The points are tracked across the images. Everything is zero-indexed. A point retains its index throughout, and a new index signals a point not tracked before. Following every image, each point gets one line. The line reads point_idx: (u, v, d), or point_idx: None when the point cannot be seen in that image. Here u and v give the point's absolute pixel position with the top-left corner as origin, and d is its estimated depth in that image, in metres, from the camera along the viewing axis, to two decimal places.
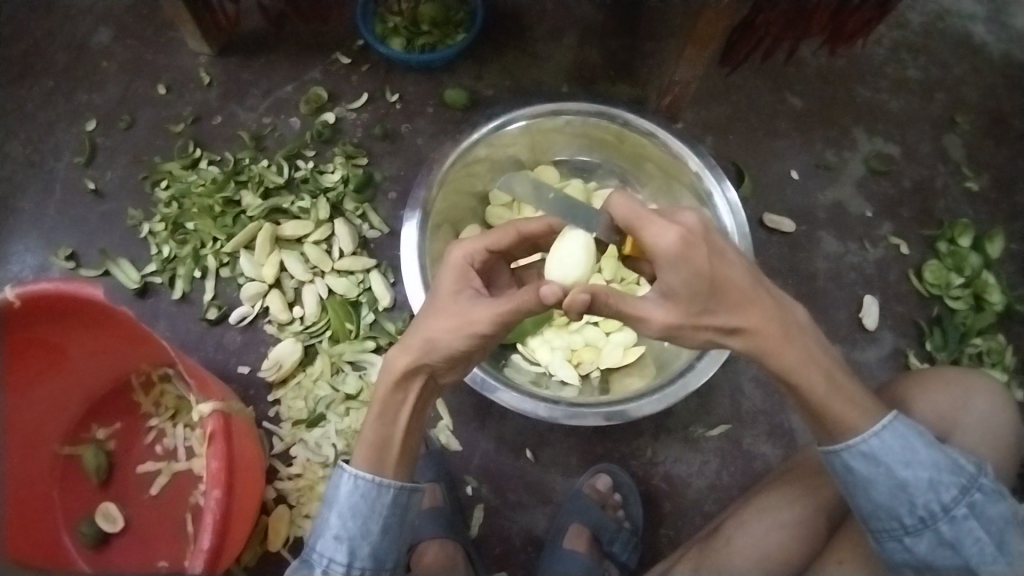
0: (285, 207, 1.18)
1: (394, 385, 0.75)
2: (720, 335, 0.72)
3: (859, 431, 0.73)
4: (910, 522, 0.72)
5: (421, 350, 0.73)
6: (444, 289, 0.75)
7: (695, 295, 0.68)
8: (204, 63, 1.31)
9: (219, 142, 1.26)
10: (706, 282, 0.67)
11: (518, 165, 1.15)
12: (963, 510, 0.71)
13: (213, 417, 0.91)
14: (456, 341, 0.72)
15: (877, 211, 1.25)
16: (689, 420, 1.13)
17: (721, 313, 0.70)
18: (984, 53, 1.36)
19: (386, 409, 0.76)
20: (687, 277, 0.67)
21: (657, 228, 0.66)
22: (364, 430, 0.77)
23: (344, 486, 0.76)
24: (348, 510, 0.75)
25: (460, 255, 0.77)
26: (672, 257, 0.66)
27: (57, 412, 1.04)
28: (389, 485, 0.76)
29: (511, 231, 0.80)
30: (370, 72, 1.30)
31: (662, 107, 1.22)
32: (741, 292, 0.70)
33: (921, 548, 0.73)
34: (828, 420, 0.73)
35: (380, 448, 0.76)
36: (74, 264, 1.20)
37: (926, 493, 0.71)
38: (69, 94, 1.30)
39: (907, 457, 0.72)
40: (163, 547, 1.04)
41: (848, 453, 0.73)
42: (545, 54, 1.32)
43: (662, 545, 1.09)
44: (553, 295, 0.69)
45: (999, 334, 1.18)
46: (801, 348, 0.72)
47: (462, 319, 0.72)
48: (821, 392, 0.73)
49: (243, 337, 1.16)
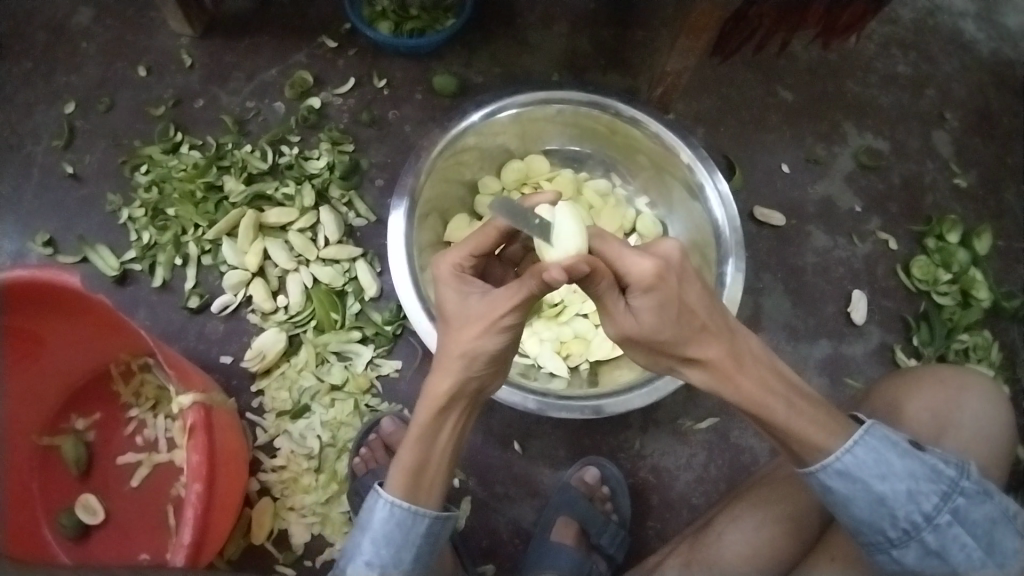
0: (268, 194, 1.16)
1: (436, 413, 0.73)
2: (678, 363, 0.73)
3: (832, 448, 0.72)
4: (894, 534, 0.73)
5: (462, 366, 0.70)
6: (451, 301, 0.73)
7: (660, 328, 0.68)
8: (186, 45, 1.27)
9: (201, 126, 1.23)
10: (674, 317, 0.67)
11: (508, 153, 1.14)
12: (946, 518, 0.72)
13: (193, 410, 0.89)
14: (491, 341, 0.69)
15: (867, 206, 1.25)
16: (678, 413, 1.13)
17: (684, 344, 0.70)
18: (974, 51, 1.36)
19: (424, 434, 0.74)
20: (653, 305, 0.67)
21: (635, 259, 0.67)
22: (401, 453, 0.75)
23: (379, 512, 0.74)
24: (381, 537, 0.73)
25: (448, 269, 0.75)
26: (642, 285, 0.66)
27: (35, 401, 1.02)
28: (424, 514, 0.74)
29: (490, 229, 0.74)
30: (357, 57, 1.27)
31: (655, 97, 1.20)
32: (708, 329, 0.69)
33: (910, 558, 0.73)
34: (799, 445, 0.73)
35: (416, 473, 0.74)
36: (52, 250, 1.17)
37: (906, 505, 0.72)
38: (47, 75, 1.27)
39: (882, 470, 0.72)
40: (144, 539, 1.03)
41: (823, 472, 0.73)
42: (535, 42, 1.30)
43: (649, 538, 1.09)
44: (558, 277, 0.62)
45: (984, 330, 1.19)
46: (756, 377, 0.72)
47: (485, 321, 0.68)
48: (783, 416, 0.72)
49: (225, 327, 1.14)
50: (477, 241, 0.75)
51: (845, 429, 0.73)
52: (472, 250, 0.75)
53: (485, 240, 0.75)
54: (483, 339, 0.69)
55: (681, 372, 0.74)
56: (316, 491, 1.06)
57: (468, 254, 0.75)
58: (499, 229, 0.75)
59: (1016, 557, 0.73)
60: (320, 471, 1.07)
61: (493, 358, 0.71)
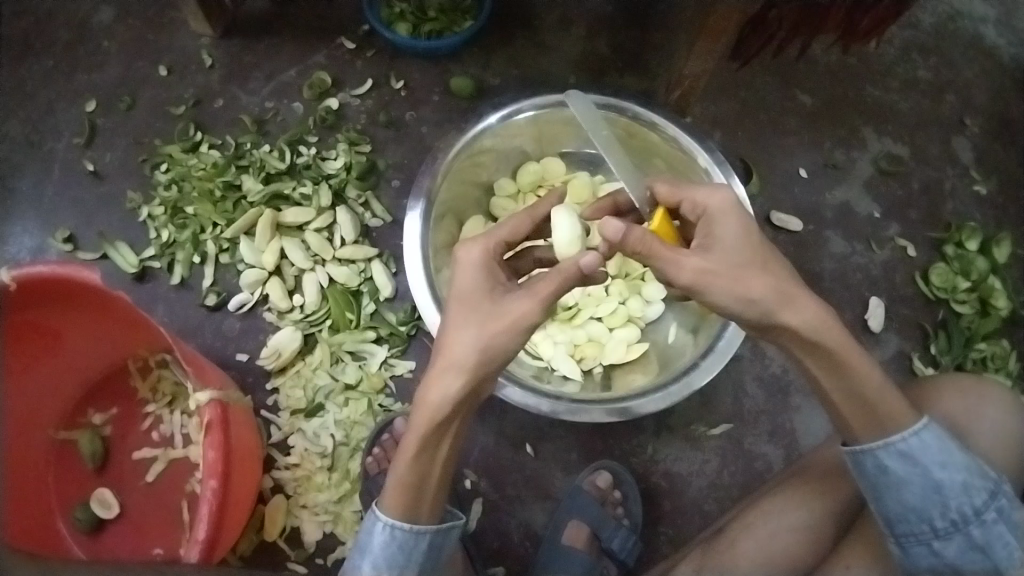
0: (286, 193, 1.17)
1: (432, 422, 0.70)
2: (776, 303, 0.70)
3: (898, 428, 0.73)
4: (940, 525, 0.73)
5: (477, 362, 0.69)
6: (472, 288, 0.72)
7: (741, 252, 0.72)
8: (206, 44, 1.29)
9: (220, 126, 1.24)
10: (750, 240, 0.73)
11: (524, 156, 1.14)
12: (992, 514, 0.72)
13: (209, 406, 0.90)
14: (514, 340, 0.69)
15: (885, 212, 1.24)
16: (691, 418, 1.13)
17: (764, 274, 0.71)
18: (994, 56, 1.35)
19: (425, 444, 0.71)
20: (736, 229, 0.73)
21: (709, 191, 0.77)
22: (397, 469, 0.72)
23: (377, 536, 0.74)
24: (383, 562, 0.73)
25: (479, 250, 0.75)
26: (722, 210, 0.75)
27: (53, 395, 1.03)
28: (425, 532, 0.74)
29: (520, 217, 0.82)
30: (375, 58, 1.28)
31: (672, 101, 1.20)
32: (781, 267, 0.73)
33: (950, 551, 0.73)
34: (883, 410, 0.73)
35: (415, 492, 0.72)
36: (72, 246, 1.19)
37: (959, 496, 0.72)
38: (69, 74, 1.28)
39: (943, 459, 0.72)
40: (157, 534, 1.04)
41: (884, 452, 0.73)
42: (552, 44, 1.30)
43: (661, 544, 1.09)
44: (592, 264, 0.70)
45: (1002, 339, 1.18)
46: (847, 336, 0.72)
47: (510, 319, 0.69)
48: (876, 381, 0.73)
49: (242, 324, 1.15)
50: (511, 229, 0.80)
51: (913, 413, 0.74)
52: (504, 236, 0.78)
53: (516, 229, 0.81)
54: (504, 338, 0.69)
55: (779, 319, 0.71)
56: (329, 489, 1.07)
57: (496, 240, 0.78)
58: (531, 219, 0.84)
59: None
60: (333, 470, 1.08)
61: (506, 358, 0.70)
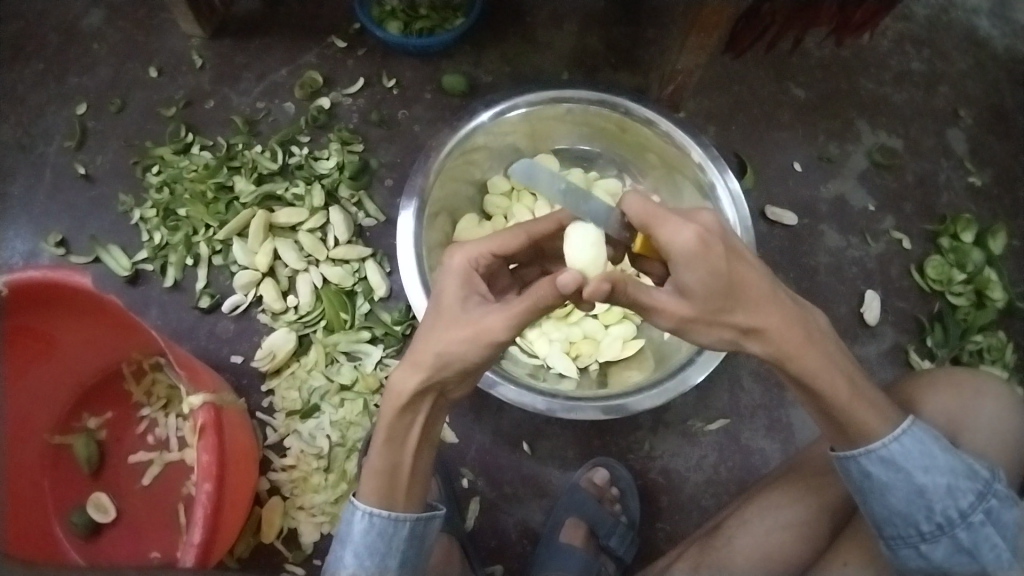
0: (279, 194, 1.16)
1: (398, 411, 0.72)
2: (742, 337, 0.72)
3: (877, 436, 0.73)
4: (926, 528, 0.72)
5: (437, 366, 0.69)
6: (450, 295, 0.71)
7: (712, 294, 0.67)
8: (196, 45, 1.28)
9: (211, 127, 1.24)
10: (722, 280, 0.66)
11: (517, 152, 1.13)
12: (979, 516, 0.71)
13: (203, 409, 0.89)
14: (476, 351, 0.68)
15: (880, 205, 1.24)
16: (688, 414, 1.13)
17: (737, 313, 0.69)
18: (988, 48, 1.34)
19: (392, 435, 0.74)
20: (703, 275, 0.66)
21: (672, 227, 0.64)
22: (371, 455, 0.75)
23: (357, 524, 0.75)
24: (364, 549, 0.74)
25: (462, 260, 0.72)
26: (688, 256, 0.64)
27: (48, 399, 1.02)
28: (404, 519, 0.75)
29: (519, 233, 0.76)
30: (366, 57, 1.27)
31: (665, 95, 1.20)
32: (760, 298, 0.70)
33: (938, 554, 0.72)
34: (850, 425, 0.74)
35: (388, 479, 0.75)
36: (65, 250, 1.18)
37: (944, 499, 0.71)
38: (59, 77, 1.27)
39: (926, 463, 0.72)
40: (155, 538, 1.03)
41: (866, 458, 0.74)
42: (544, 41, 1.29)
43: (659, 540, 1.09)
44: (572, 281, 0.63)
45: (999, 331, 1.18)
46: (823, 358, 0.73)
47: (475, 329, 0.68)
48: (846, 397, 0.73)
49: (236, 326, 1.14)
50: (502, 243, 0.75)
51: (892, 419, 0.74)
52: (495, 249, 0.75)
53: (508, 244, 0.76)
54: (464, 348, 0.68)
55: (744, 346, 0.73)
56: (326, 490, 1.07)
57: (487, 251, 0.74)
58: (527, 237, 0.77)
59: None
60: (330, 471, 1.07)
61: (467, 367, 0.70)
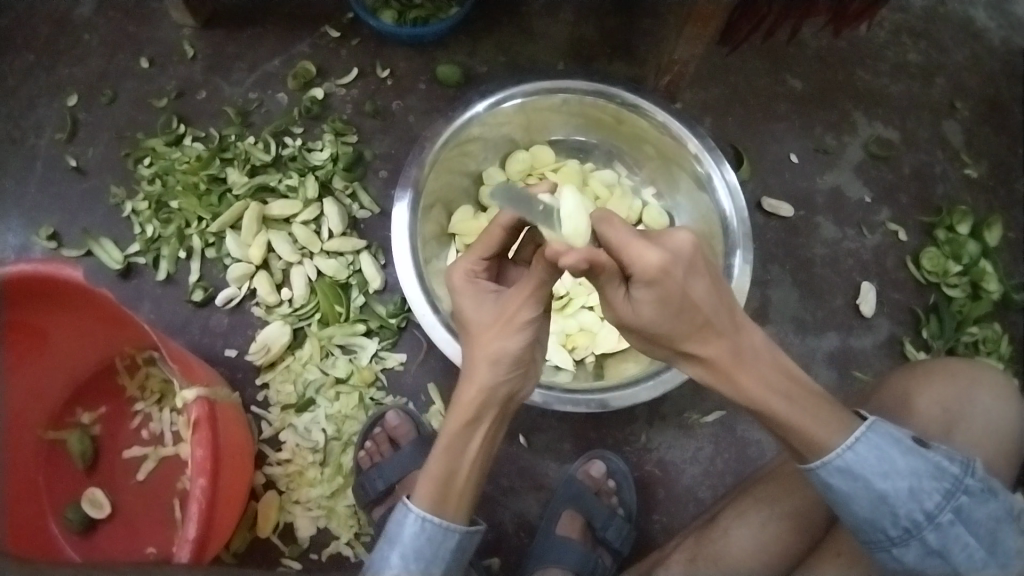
0: (272, 186, 1.15)
1: (464, 423, 0.73)
2: (679, 355, 0.73)
3: (831, 447, 0.72)
4: (895, 533, 0.72)
5: (490, 371, 0.72)
6: (470, 311, 0.75)
7: (662, 318, 0.67)
8: (188, 36, 1.26)
9: (204, 118, 1.22)
10: (674, 306, 0.66)
11: (512, 144, 1.13)
12: (948, 516, 0.71)
13: (196, 404, 0.88)
14: (513, 339, 0.71)
15: (876, 196, 1.24)
16: (684, 406, 1.13)
17: (682, 339, 0.70)
18: (984, 39, 1.34)
19: (453, 443, 0.73)
20: (653, 300, 0.66)
21: (640, 250, 0.64)
22: (428, 463, 0.74)
23: (408, 526, 0.72)
24: (411, 552, 0.71)
25: (460, 276, 0.77)
26: (646, 280, 0.64)
27: (40, 395, 1.01)
28: (454, 528, 0.73)
29: (495, 229, 0.75)
30: (360, 47, 1.26)
31: (661, 86, 1.19)
32: (709, 327, 0.69)
33: (910, 558, 0.72)
34: (803, 442, 0.72)
35: (443, 486, 0.73)
36: (56, 243, 1.17)
37: (908, 503, 0.71)
38: (49, 68, 1.26)
39: (884, 468, 0.71)
40: (150, 533, 1.03)
41: (824, 470, 0.72)
42: (539, 31, 1.28)
43: (655, 532, 1.09)
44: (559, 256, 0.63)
45: (994, 323, 1.18)
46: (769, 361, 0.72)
47: (499, 323, 0.72)
48: (783, 411, 0.72)
49: (230, 320, 1.14)
50: (486, 243, 0.76)
51: (849, 424, 0.73)
52: (482, 254, 0.76)
53: (490, 242, 0.75)
54: (503, 343, 0.71)
55: (679, 363, 0.75)
56: (322, 484, 1.07)
57: (478, 258, 0.77)
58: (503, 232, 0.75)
59: (1018, 557, 0.72)
60: (325, 464, 1.08)
61: (517, 360, 0.72)
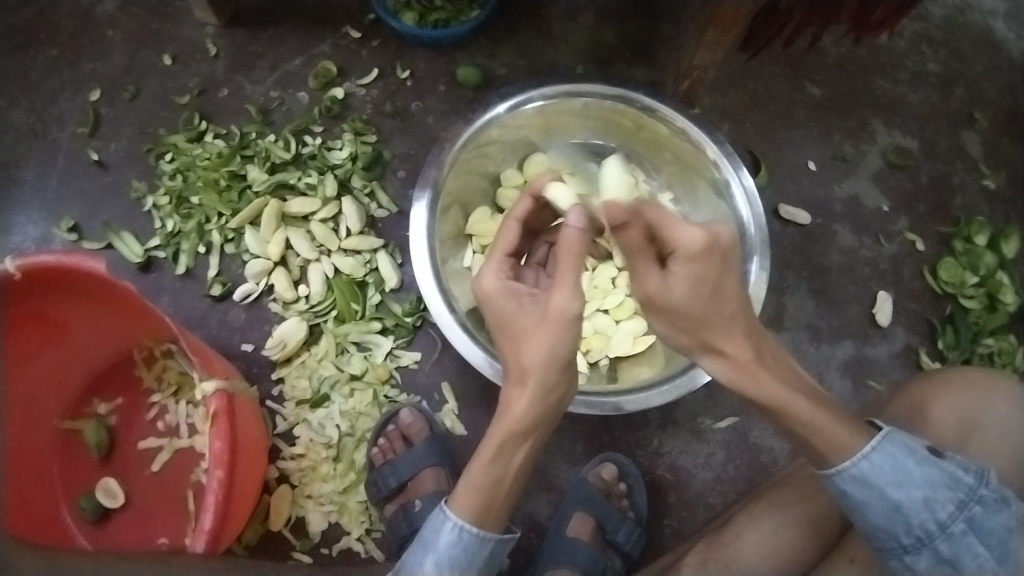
0: (292, 183, 1.17)
1: (513, 433, 0.71)
2: (698, 348, 0.72)
3: (846, 455, 0.72)
4: (907, 541, 0.72)
5: (537, 371, 0.68)
6: (510, 311, 0.71)
7: (693, 301, 0.67)
8: (211, 34, 1.28)
9: (225, 115, 1.24)
10: (706, 288, 0.67)
11: (530, 147, 1.13)
12: (960, 526, 0.71)
13: (216, 396, 0.89)
14: (561, 344, 0.67)
15: (894, 205, 1.24)
16: (698, 411, 1.13)
17: (707, 328, 0.69)
18: (1004, 50, 1.33)
19: (500, 453, 0.72)
20: (687, 280, 0.67)
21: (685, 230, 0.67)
22: (471, 473, 0.73)
23: (445, 534, 0.73)
24: (446, 559, 0.72)
25: (493, 282, 0.73)
26: (687, 256, 0.67)
27: (58, 385, 1.03)
28: (489, 538, 0.73)
29: (510, 223, 0.84)
30: (381, 47, 1.27)
31: (680, 92, 1.19)
32: (734, 319, 0.69)
33: (922, 565, 0.72)
34: (825, 445, 0.72)
35: (489, 496, 0.73)
36: (77, 236, 1.19)
37: (921, 513, 0.71)
38: (73, 63, 1.27)
39: (898, 478, 0.71)
40: (163, 523, 1.04)
41: (838, 477, 0.73)
42: (559, 34, 1.29)
43: (666, 536, 1.09)
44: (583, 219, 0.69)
45: (1010, 335, 1.18)
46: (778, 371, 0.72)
47: (546, 324, 0.67)
48: (807, 413, 0.71)
49: (247, 315, 1.15)
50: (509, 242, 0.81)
51: (866, 432, 0.73)
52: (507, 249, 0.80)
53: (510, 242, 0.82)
54: (550, 347, 0.67)
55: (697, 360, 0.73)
56: (334, 479, 1.08)
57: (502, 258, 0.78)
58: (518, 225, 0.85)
59: None
60: (338, 460, 1.09)
61: (566, 363, 0.69)
